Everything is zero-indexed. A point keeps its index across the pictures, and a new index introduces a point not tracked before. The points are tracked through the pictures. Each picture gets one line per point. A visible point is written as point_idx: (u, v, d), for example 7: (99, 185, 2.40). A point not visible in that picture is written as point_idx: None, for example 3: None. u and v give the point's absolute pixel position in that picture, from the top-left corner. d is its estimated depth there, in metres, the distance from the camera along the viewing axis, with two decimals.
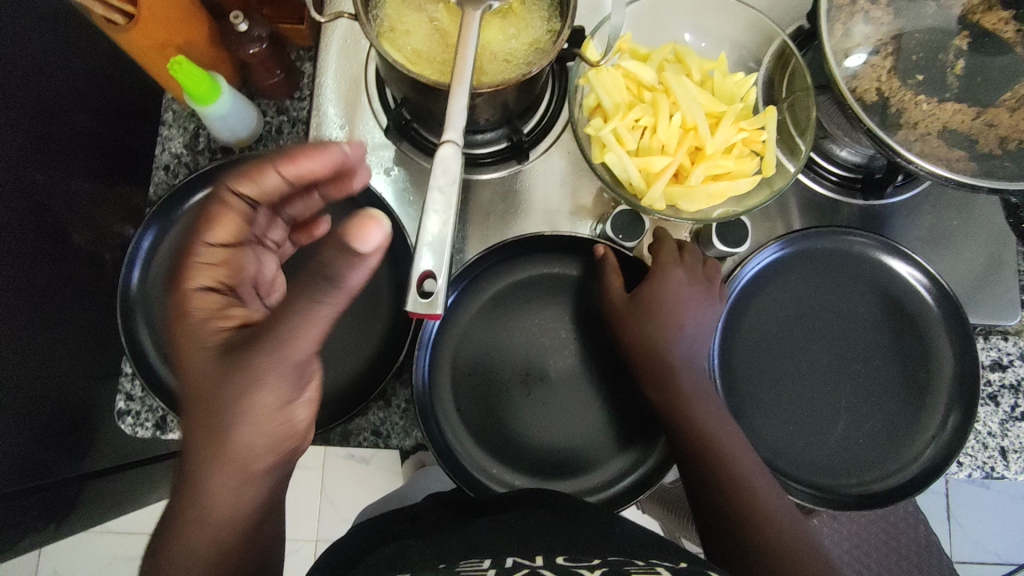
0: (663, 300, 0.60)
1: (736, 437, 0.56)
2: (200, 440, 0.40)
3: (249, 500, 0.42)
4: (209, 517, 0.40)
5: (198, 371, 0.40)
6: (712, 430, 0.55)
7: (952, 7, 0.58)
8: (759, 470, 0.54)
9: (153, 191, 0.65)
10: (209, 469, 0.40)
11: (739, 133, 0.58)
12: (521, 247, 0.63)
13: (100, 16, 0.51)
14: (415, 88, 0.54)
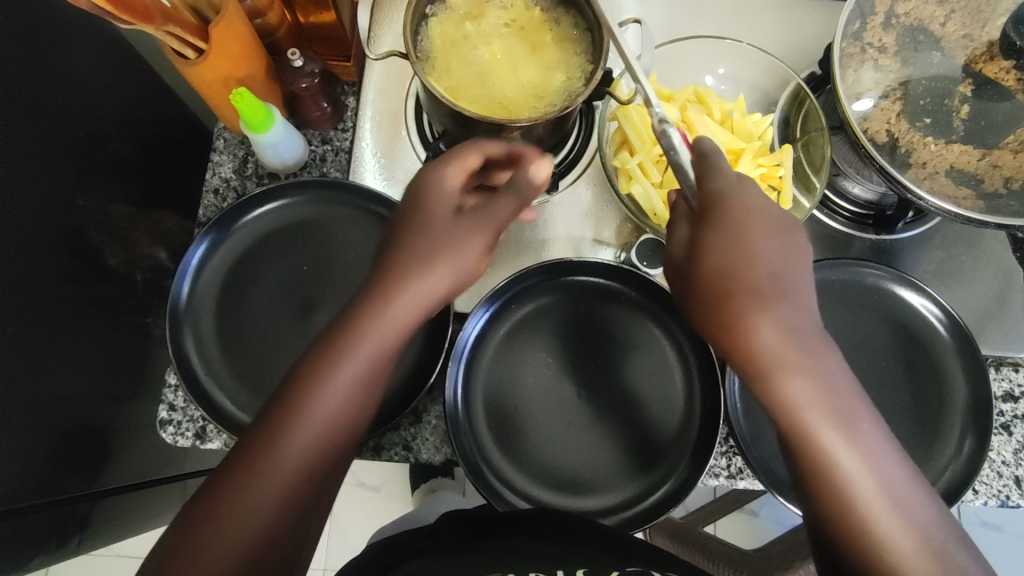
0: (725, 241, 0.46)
1: (845, 405, 0.45)
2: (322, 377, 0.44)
3: (309, 476, 0.44)
4: (243, 508, 0.42)
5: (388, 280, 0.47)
6: (803, 405, 0.44)
7: (956, 57, 0.62)
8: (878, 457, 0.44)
9: (202, 213, 0.68)
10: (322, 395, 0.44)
11: (757, 168, 0.62)
12: (558, 272, 0.67)
13: (172, 51, 0.56)
14: (456, 121, 0.57)
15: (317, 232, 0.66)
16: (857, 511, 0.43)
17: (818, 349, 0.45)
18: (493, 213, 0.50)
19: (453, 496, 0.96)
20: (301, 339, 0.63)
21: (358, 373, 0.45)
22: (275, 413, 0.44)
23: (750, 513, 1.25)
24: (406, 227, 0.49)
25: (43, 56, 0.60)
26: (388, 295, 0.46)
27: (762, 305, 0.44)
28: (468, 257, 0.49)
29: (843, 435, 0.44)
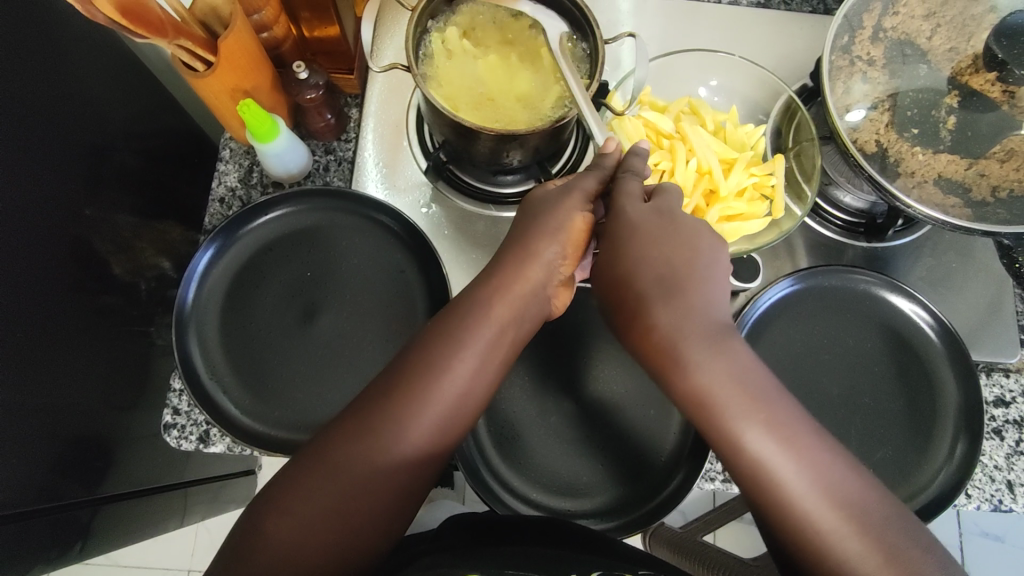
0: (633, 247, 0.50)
1: (761, 388, 0.44)
2: (421, 364, 0.46)
3: (418, 462, 0.45)
4: (344, 492, 0.43)
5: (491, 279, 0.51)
6: (715, 391, 0.44)
7: (942, 69, 0.64)
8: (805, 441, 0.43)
9: (208, 221, 0.70)
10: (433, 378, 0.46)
11: (749, 178, 0.64)
12: None
13: (182, 64, 0.58)
14: (456, 131, 0.59)
15: (321, 240, 0.68)
16: (780, 490, 0.42)
17: (719, 338, 0.46)
18: (580, 188, 0.53)
19: (452, 504, 0.96)
20: (304, 344, 0.64)
21: (475, 359, 0.47)
22: (383, 383, 0.46)
23: (749, 523, 1.25)
24: (519, 224, 0.54)
25: (53, 69, 0.62)
26: (502, 280, 0.50)
27: (661, 301, 0.48)
28: (569, 235, 0.52)
29: (757, 419, 0.43)
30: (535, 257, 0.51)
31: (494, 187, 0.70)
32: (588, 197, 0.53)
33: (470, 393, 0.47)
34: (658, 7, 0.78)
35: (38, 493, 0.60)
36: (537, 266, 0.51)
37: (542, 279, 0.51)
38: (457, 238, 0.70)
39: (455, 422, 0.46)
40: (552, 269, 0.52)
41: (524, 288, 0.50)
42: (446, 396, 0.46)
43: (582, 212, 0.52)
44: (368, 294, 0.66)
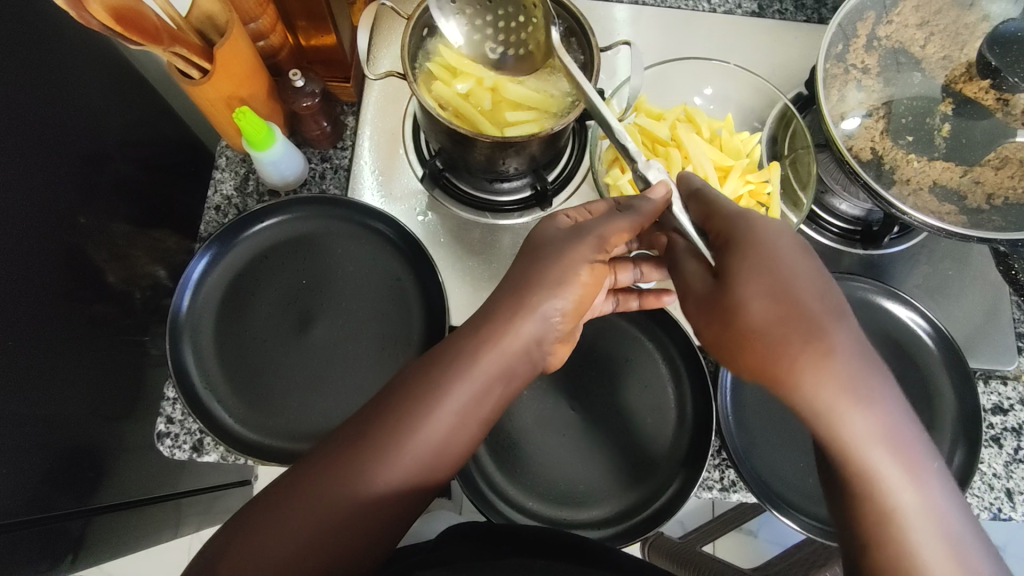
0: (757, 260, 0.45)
1: (907, 442, 0.40)
2: (403, 408, 0.45)
3: (381, 515, 0.43)
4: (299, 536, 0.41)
5: (484, 318, 0.49)
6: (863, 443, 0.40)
7: (936, 77, 0.65)
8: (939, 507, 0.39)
9: (204, 228, 0.70)
10: (411, 423, 0.44)
11: (745, 185, 0.64)
12: None
13: (178, 71, 0.58)
14: (451, 139, 0.59)
15: (317, 248, 0.67)
16: (919, 564, 0.38)
17: (876, 388, 0.41)
18: (597, 233, 0.50)
19: (448, 515, 0.95)
20: (299, 352, 0.64)
21: (458, 408, 0.45)
22: (358, 428, 0.45)
23: (748, 534, 1.24)
24: (521, 265, 0.52)
25: (49, 77, 0.62)
26: (493, 328, 0.48)
27: (811, 332, 0.41)
28: (572, 287, 0.50)
29: (906, 474, 0.39)
30: (531, 309, 0.49)
31: (491, 194, 0.71)
32: (603, 246, 0.51)
33: (450, 447, 0.45)
34: (654, 16, 0.79)
35: (29, 503, 0.59)
36: (533, 318, 0.49)
37: (535, 331, 0.49)
38: (453, 246, 0.70)
39: (431, 477, 0.45)
40: (549, 323, 0.50)
41: (516, 339, 0.48)
42: (426, 450, 0.44)
43: (590, 263, 0.50)
44: (365, 302, 0.66)
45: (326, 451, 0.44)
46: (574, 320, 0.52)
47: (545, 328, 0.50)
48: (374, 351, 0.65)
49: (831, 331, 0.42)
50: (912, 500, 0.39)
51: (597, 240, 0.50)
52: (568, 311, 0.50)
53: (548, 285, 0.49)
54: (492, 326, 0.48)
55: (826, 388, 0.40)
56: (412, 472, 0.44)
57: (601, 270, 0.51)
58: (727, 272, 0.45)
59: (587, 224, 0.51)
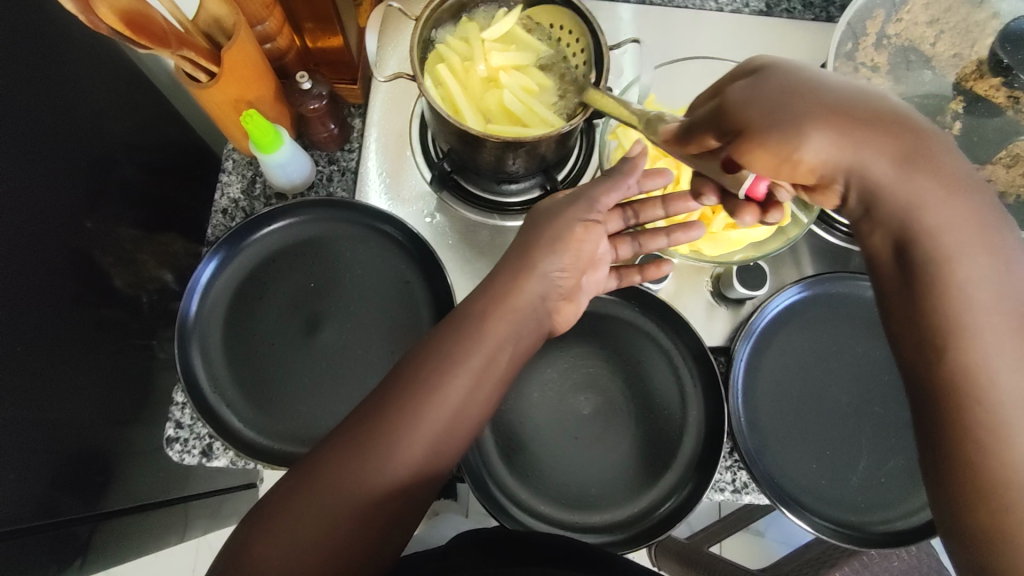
0: (800, 77, 0.43)
1: (999, 259, 0.38)
2: (419, 382, 0.46)
3: (404, 488, 0.44)
4: (316, 525, 0.41)
5: (495, 287, 0.52)
6: (953, 257, 0.39)
7: (947, 75, 0.64)
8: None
9: (211, 232, 0.69)
10: (428, 392, 0.45)
11: None
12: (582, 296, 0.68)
13: (185, 75, 0.58)
14: (460, 139, 0.59)
15: (323, 249, 0.67)
16: (976, 366, 0.37)
17: (965, 181, 0.40)
18: (588, 197, 0.56)
19: (456, 518, 0.95)
20: (308, 355, 0.64)
21: (473, 373, 0.47)
22: (375, 398, 0.46)
23: (755, 534, 1.24)
24: (521, 239, 0.56)
25: (56, 81, 0.61)
26: (500, 293, 0.51)
27: (904, 141, 0.40)
28: (567, 246, 0.54)
29: (993, 285, 0.38)
30: (534, 270, 0.53)
31: (499, 195, 0.70)
32: (594, 207, 0.55)
33: (467, 412, 0.47)
34: (660, 16, 0.79)
35: (36, 509, 0.59)
36: (538, 280, 0.53)
37: (540, 294, 0.53)
38: (461, 248, 0.70)
39: (451, 444, 0.46)
40: (551, 281, 0.54)
41: (521, 304, 0.51)
42: (444, 413, 0.45)
43: (583, 221, 0.55)
44: (374, 303, 0.66)
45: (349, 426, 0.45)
46: (577, 277, 0.56)
47: (550, 290, 0.54)
48: (382, 354, 0.64)
49: (919, 140, 0.40)
50: (987, 286, 0.38)
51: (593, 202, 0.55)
52: (569, 270, 0.54)
53: (551, 249, 0.53)
54: (501, 288, 0.52)
55: (872, 134, 0.40)
56: (431, 445, 0.45)
57: (598, 229, 0.55)
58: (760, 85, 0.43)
59: (582, 190, 0.57)
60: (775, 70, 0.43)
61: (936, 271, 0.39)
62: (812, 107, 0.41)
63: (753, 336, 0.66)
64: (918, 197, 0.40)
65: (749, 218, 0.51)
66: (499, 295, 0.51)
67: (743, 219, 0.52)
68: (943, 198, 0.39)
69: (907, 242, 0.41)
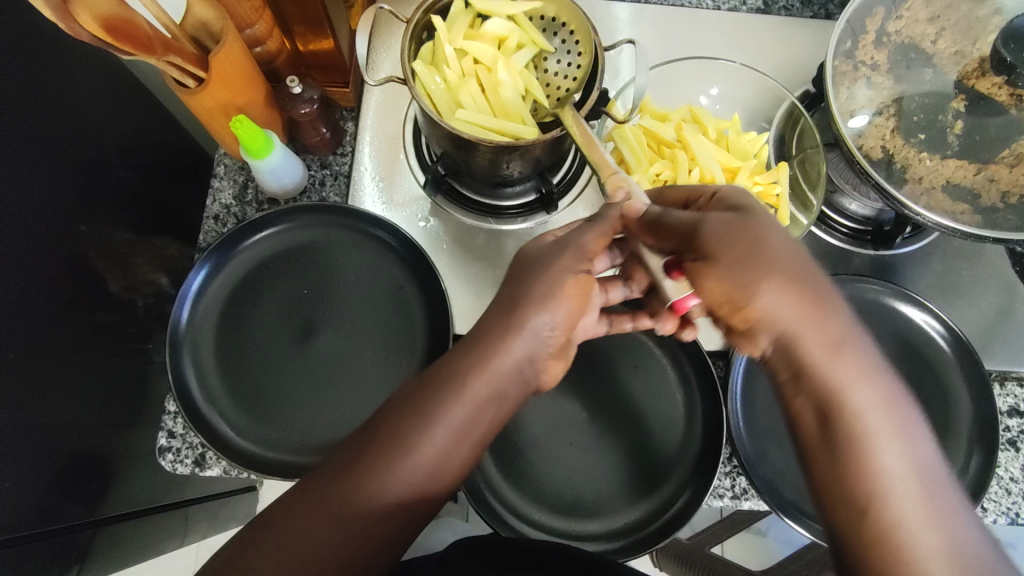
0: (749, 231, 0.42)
1: (888, 442, 0.37)
2: (408, 413, 0.43)
3: (387, 528, 0.42)
4: (295, 552, 0.40)
5: (481, 337, 0.46)
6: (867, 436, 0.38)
7: (948, 73, 0.63)
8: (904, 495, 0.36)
9: (203, 238, 0.69)
10: (414, 431, 0.43)
11: (754, 186, 0.62)
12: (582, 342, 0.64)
13: (174, 81, 0.57)
14: (454, 143, 0.58)
15: (316, 256, 0.66)
16: (891, 545, 0.36)
17: (845, 346, 0.40)
18: (577, 243, 0.49)
19: (455, 521, 0.94)
20: (301, 363, 0.63)
21: (458, 425, 0.44)
22: (343, 450, 0.43)
23: (757, 534, 1.23)
24: (508, 287, 0.48)
25: (47, 85, 0.61)
26: (485, 349, 0.45)
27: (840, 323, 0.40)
28: (561, 301, 0.46)
29: (906, 472, 0.37)
30: (521, 328, 0.46)
31: (494, 199, 0.70)
32: (583, 256, 0.48)
33: (441, 471, 0.43)
34: (656, 14, 0.78)
35: (36, 516, 0.58)
36: (526, 340, 0.46)
37: (528, 354, 0.46)
38: (456, 252, 0.69)
39: (424, 503, 0.43)
40: (541, 340, 0.46)
41: (506, 366, 0.45)
42: (417, 471, 0.42)
43: (574, 275, 0.47)
44: (369, 311, 0.65)
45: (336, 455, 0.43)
46: (568, 334, 0.48)
47: (539, 348, 0.46)
48: (376, 362, 0.64)
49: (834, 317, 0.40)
50: (903, 465, 0.37)
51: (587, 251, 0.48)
52: (561, 327, 0.47)
53: (540, 303, 0.46)
54: (490, 343, 0.46)
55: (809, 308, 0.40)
56: (415, 488, 0.42)
57: (590, 283, 0.48)
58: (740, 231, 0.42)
59: (568, 235, 0.49)
60: (748, 215, 0.43)
61: (853, 439, 0.38)
62: (752, 249, 0.41)
63: None
64: (843, 377, 0.39)
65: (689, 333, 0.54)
66: (486, 350, 0.45)
67: (682, 334, 0.54)
68: (857, 375, 0.39)
69: (828, 413, 0.39)
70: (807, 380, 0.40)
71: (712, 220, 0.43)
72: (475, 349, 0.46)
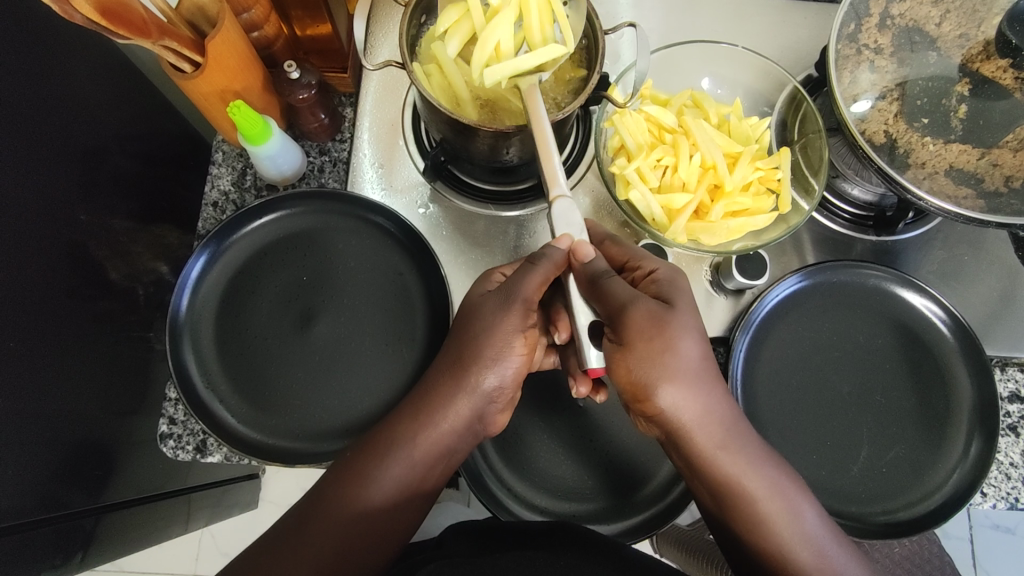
0: (664, 330, 0.48)
1: (774, 504, 0.49)
2: (365, 454, 0.50)
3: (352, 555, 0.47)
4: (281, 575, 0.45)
5: (430, 388, 0.52)
6: (759, 500, 0.49)
7: (953, 57, 0.62)
8: (803, 538, 0.48)
9: (202, 225, 0.69)
10: (374, 469, 0.49)
11: (755, 172, 0.62)
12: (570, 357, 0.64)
13: (170, 65, 0.57)
14: (453, 128, 0.57)
15: (315, 243, 0.66)
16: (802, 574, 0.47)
17: (733, 431, 0.50)
18: (522, 296, 0.51)
19: (457, 507, 0.95)
20: (300, 350, 0.63)
21: (409, 466, 0.50)
22: (310, 494, 0.50)
23: None
24: (456, 338, 0.53)
25: (46, 71, 0.60)
26: (433, 401, 0.51)
27: (721, 413, 0.49)
28: (508, 358, 0.51)
29: (794, 529, 0.48)
30: (469, 386, 0.50)
31: (495, 186, 0.69)
32: (529, 309, 0.52)
33: (399, 509, 0.50)
34: None
35: (40, 503, 0.59)
36: (473, 398, 0.51)
37: (473, 410, 0.51)
38: (456, 239, 0.68)
39: (384, 532, 0.49)
40: (488, 398, 0.51)
41: (455, 419, 0.51)
42: (376, 505, 0.49)
43: (522, 334, 0.51)
44: (369, 298, 0.65)
45: (307, 497, 0.50)
46: (515, 391, 0.53)
47: (485, 406, 0.52)
48: (376, 350, 0.64)
49: (721, 406, 0.50)
50: (795, 530, 0.48)
51: (522, 296, 0.51)
52: (507, 385, 0.52)
53: (484, 361, 0.50)
54: (438, 396, 0.51)
55: (706, 399, 0.49)
56: (375, 520, 0.49)
57: (533, 337, 0.52)
58: (658, 328, 0.48)
59: (512, 286, 0.52)
60: (667, 313, 0.49)
61: (752, 508, 0.49)
62: (659, 352, 0.48)
63: (752, 327, 0.64)
64: (733, 459, 0.49)
65: (582, 389, 0.56)
66: (435, 403, 0.51)
67: (577, 388, 0.56)
68: (743, 465, 0.49)
69: (720, 493, 0.50)
70: (698, 469, 0.50)
71: (640, 314, 0.48)
72: (424, 400, 0.51)
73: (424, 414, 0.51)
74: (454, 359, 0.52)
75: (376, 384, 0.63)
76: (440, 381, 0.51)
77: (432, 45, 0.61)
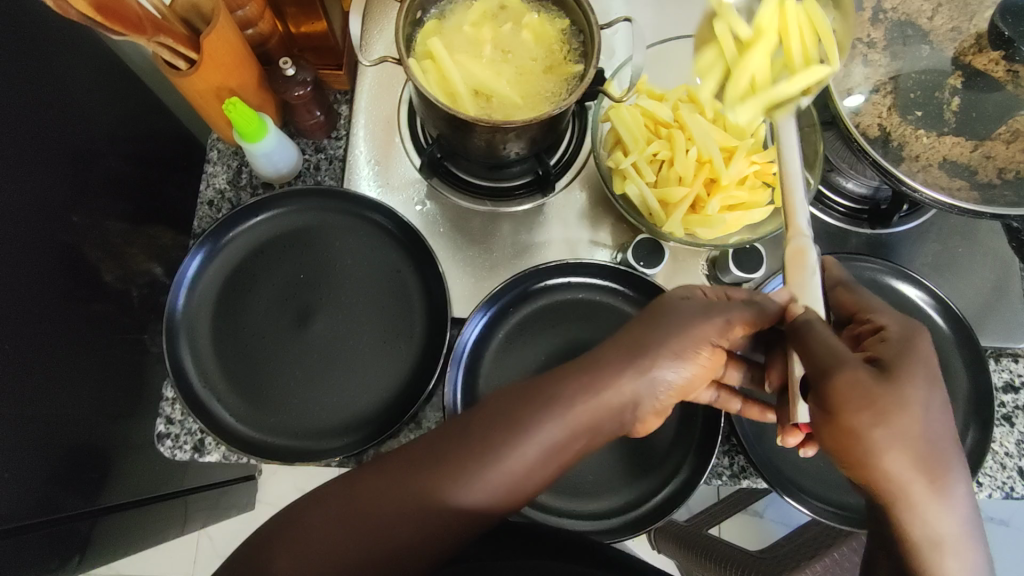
0: (893, 403, 0.39)
1: None
2: (478, 444, 0.41)
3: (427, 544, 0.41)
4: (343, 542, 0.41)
5: (595, 360, 0.44)
6: None
7: (946, 50, 0.63)
8: None
9: (198, 224, 0.68)
10: (481, 466, 0.41)
11: (751, 165, 0.62)
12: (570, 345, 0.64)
13: (165, 63, 0.56)
14: (450, 124, 0.57)
15: (312, 241, 0.66)
16: None
17: (956, 534, 0.39)
18: (725, 316, 0.47)
19: None
20: (299, 346, 0.63)
21: (528, 464, 0.41)
22: (398, 458, 0.43)
23: (753, 515, 1.20)
24: (637, 324, 0.47)
25: (39, 72, 0.60)
26: (593, 378, 0.43)
27: (945, 506, 0.39)
28: (692, 359, 0.45)
29: None
30: (643, 371, 0.44)
31: (491, 181, 0.69)
32: (725, 332, 0.47)
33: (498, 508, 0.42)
34: None
35: (36, 506, 0.58)
36: (638, 381, 0.44)
37: (634, 397, 0.43)
38: (453, 235, 0.68)
39: (476, 526, 0.42)
40: (657, 389, 0.45)
41: (613, 401, 0.43)
42: (477, 499, 0.41)
43: (713, 346, 0.46)
44: (366, 295, 0.65)
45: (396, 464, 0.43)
46: (679, 396, 0.47)
47: (647, 396, 0.44)
48: (374, 348, 0.63)
49: (946, 501, 0.39)
50: None
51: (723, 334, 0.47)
52: (677, 387, 0.45)
53: (665, 352, 0.45)
54: (597, 375, 0.43)
55: (931, 493, 0.39)
56: (466, 517, 0.41)
57: (717, 357, 0.47)
58: (887, 393, 0.39)
59: (716, 303, 0.48)
60: (900, 381, 0.40)
61: None
62: (881, 424, 0.39)
63: None
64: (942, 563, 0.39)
65: (794, 439, 0.49)
66: (593, 384, 0.43)
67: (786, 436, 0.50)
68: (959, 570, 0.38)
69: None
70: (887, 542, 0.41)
71: (856, 382, 0.40)
72: (570, 379, 0.43)
73: (564, 397, 0.42)
74: (631, 343, 0.45)
75: (375, 382, 0.62)
76: (607, 359, 0.44)
77: (427, 41, 0.60)
